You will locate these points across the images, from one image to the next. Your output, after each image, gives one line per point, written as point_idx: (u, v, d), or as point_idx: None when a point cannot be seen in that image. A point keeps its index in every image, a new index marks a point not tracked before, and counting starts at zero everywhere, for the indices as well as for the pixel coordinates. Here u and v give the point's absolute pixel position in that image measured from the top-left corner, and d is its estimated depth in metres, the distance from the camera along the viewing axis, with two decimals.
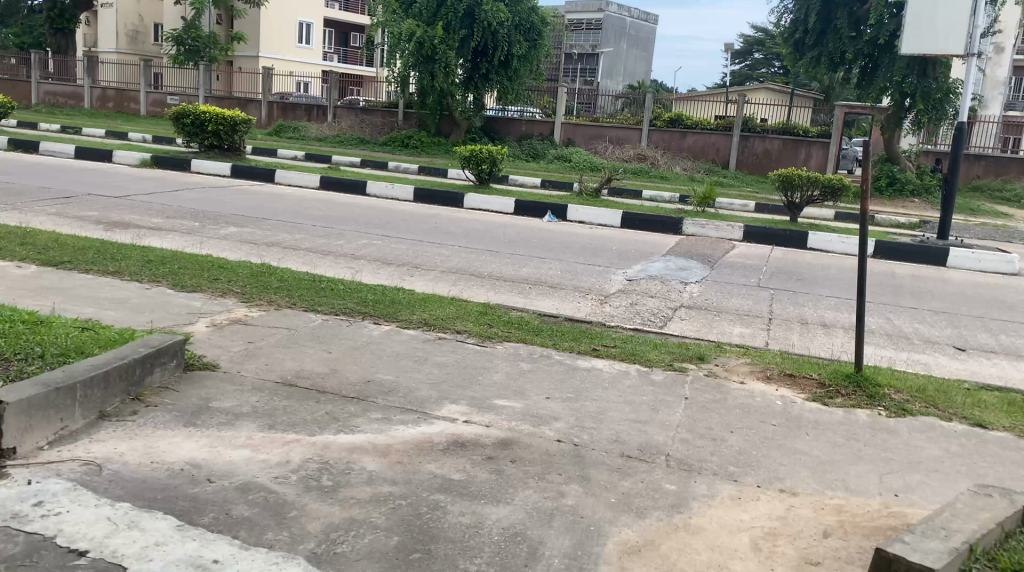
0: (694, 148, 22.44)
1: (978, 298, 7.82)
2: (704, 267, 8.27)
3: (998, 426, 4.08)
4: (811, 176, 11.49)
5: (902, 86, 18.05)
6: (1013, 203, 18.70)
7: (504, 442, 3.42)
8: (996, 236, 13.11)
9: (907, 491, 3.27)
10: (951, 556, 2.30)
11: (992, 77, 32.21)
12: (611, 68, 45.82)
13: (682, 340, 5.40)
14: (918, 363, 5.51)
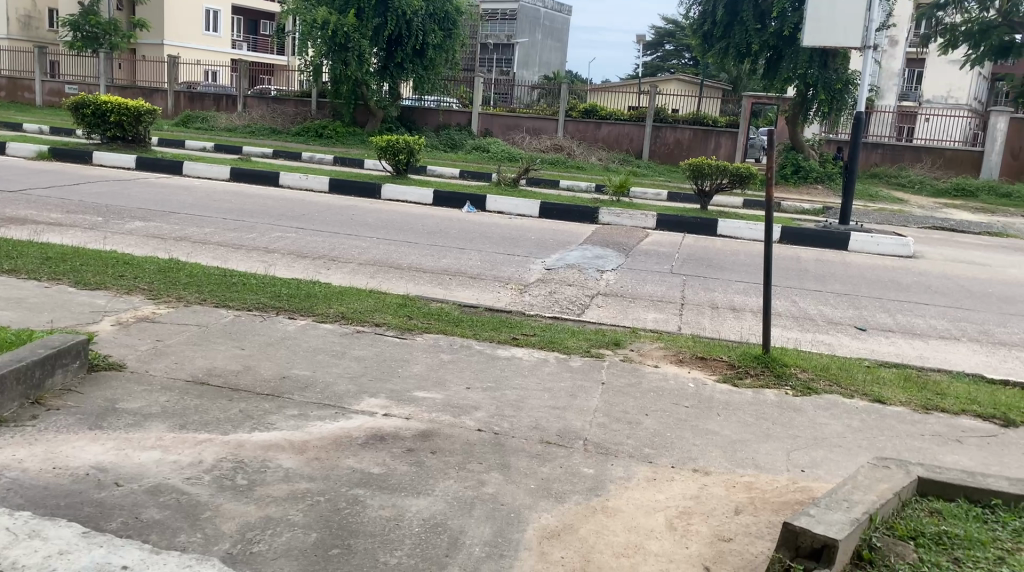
0: (609, 139, 22.75)
1: (876, 279, 8.21)
2: (620, 255, 8.41)
3: (896, 400, 4.30)
4: (720, 165, 11.80)
5: (805, 77, 18.73)
6: (908, 189, 19.69)
7: (424, 434, 3.42)
8: (892, 221, 13.77)
9: (812, 466, 3.41)
10: (852, 527, 2.41)
11: (887, 68, 33.69)
12: (526, 58, 45.97)
13: (599, 327, 5.50)
14: (823, 344, 5.75)
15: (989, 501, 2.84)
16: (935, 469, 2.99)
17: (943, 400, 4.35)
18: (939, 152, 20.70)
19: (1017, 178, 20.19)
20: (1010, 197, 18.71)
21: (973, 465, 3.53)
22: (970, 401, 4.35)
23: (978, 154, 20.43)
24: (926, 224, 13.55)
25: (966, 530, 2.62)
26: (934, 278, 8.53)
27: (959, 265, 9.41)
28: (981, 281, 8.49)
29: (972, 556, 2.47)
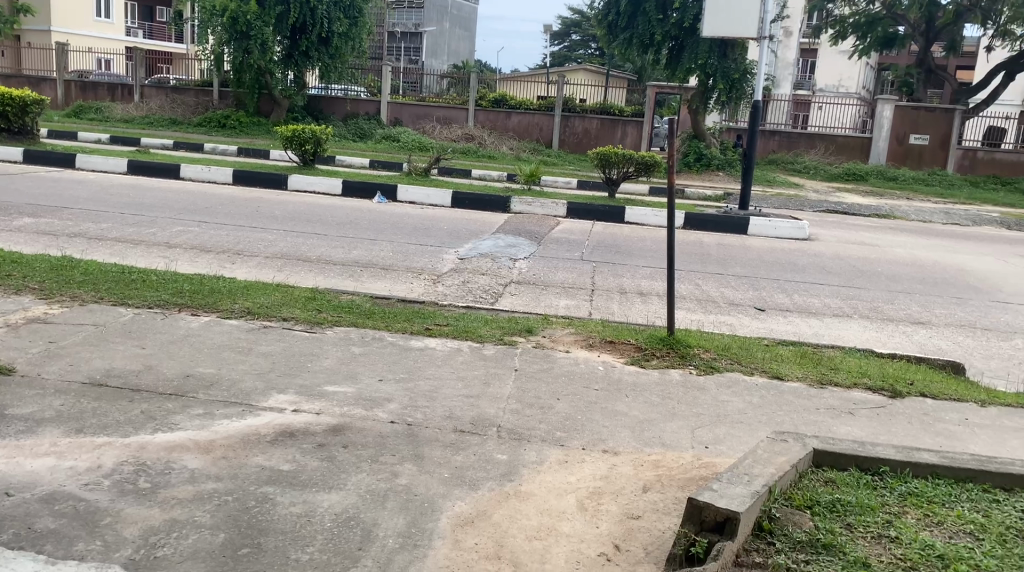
0: (520, 128, 22.84)
1: (774, 262, 8.54)
2: (532, 243, 8.48)
3: (793, 376, 4.51)
4: (626, 154, 12.02)
5: (705, 67, 19.28)
6: (802, 175, 20.54)
7: (335, 429, 3.38)
8: (789, 205, 14.32)
9: (716, 443, 3.54)
10: (752, 500, 2.50)
11: (783, 58, 35.00)
12: (434, 47, 45.62)
13: (511, 315, 5.55)
14: (725, 324, 5.96)
15: (878, 469, 3.01)
16: (828, 441, 3.14)
17: (836, 374, 4.59)
18: (831, 138, 21.63)
19: (902, 162, 21.21)
20: (896, 180, 19.74)
21: (864, 435, 3.73)
22: (861, 375, 4.60)
23: (866, 140, 21.45)
24: (821, 208, 14.16)
25: (858, 497, 2.77)
26: (827, 259, 8.93)
27: (850, 246, 9.87)
28: (871, 261, 8.94)
29: (864, 522, 2.61)
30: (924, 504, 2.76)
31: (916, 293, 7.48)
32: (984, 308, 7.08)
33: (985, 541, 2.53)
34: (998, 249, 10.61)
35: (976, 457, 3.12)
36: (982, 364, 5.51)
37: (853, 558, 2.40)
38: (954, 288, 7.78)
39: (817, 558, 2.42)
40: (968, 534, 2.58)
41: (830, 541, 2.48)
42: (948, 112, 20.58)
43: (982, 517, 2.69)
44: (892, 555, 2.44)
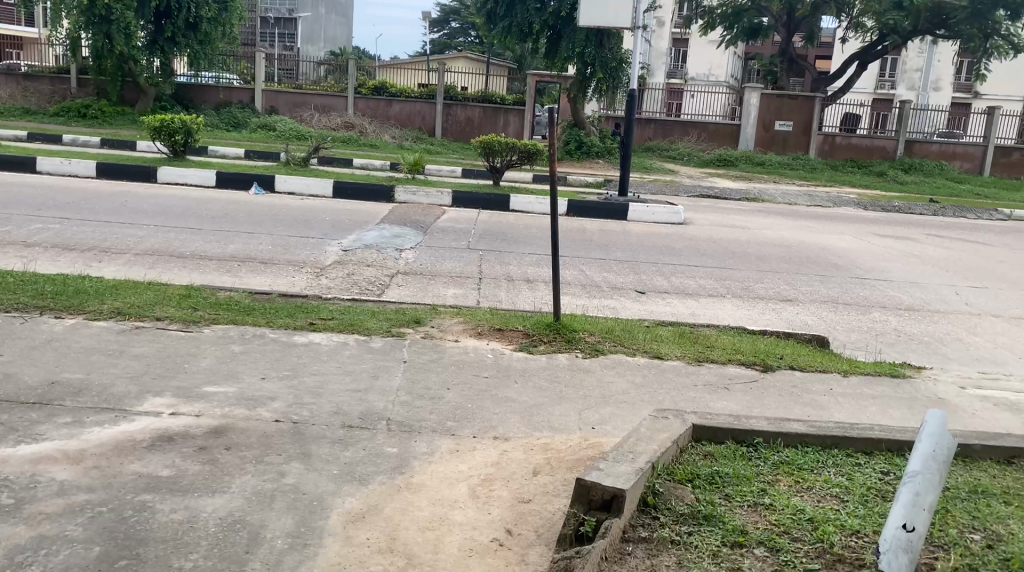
0: (401, 116, 22.61)
1: (653, 246, 8.81)
2: (418, 233, 8.43)
3: (672, 354, 4.69)
4: (509, 142, 12.09)
5: (583, 56, 19.57)
6: (677, 161, 21.25)
7: (217, 430, 3.26)
8: (665, 191, 14.81)
9: (601, 423, 3.63)
10: (636, 476, 2.59)
11: (657, 48, 36.77)
12: (310, 33, 44.49)
13: (398, 306, 5.51)
14: (607, 308, 6.11)
15: (752, 440, 3.17)
16: (706, 416, 3.29)
17: (712, 351, 4.80)
18: (703, 126, 22.48)
19: (769, 148, 22.27)
20: (764, 165, 20.73)
21: (739, 409, 3.92)
22: (735, 351, 4.83)
23: (735, 127, 22.42)
24: (695, 193, 14.73)
25: (735, 468, 2.92)
26: (702, 241, 9.29)
27: (722, 229, 10.31)
28: (742, 242, 9.36)
29: (742, 492, 2.75)
30: (795, 472, 2.93)
31: (784, 272, 7.89)
32: (844, 284, 7.55)
33: (849, 502, 2.71)
34: (855, 228, 11.33)
35: (840, 424, 3.33)
36: (844, 337, 5.88)
37: (732, 526, 2.52)
38: (816, 266, 8.26)
39: (699, 529, 2.53)
40: (834, 497, 2.76)
41: (711, 512, 2.60)
42: (809, 99, 21.90)
43: (846, 480, 2.88)
44: (767, 521, 2.58)
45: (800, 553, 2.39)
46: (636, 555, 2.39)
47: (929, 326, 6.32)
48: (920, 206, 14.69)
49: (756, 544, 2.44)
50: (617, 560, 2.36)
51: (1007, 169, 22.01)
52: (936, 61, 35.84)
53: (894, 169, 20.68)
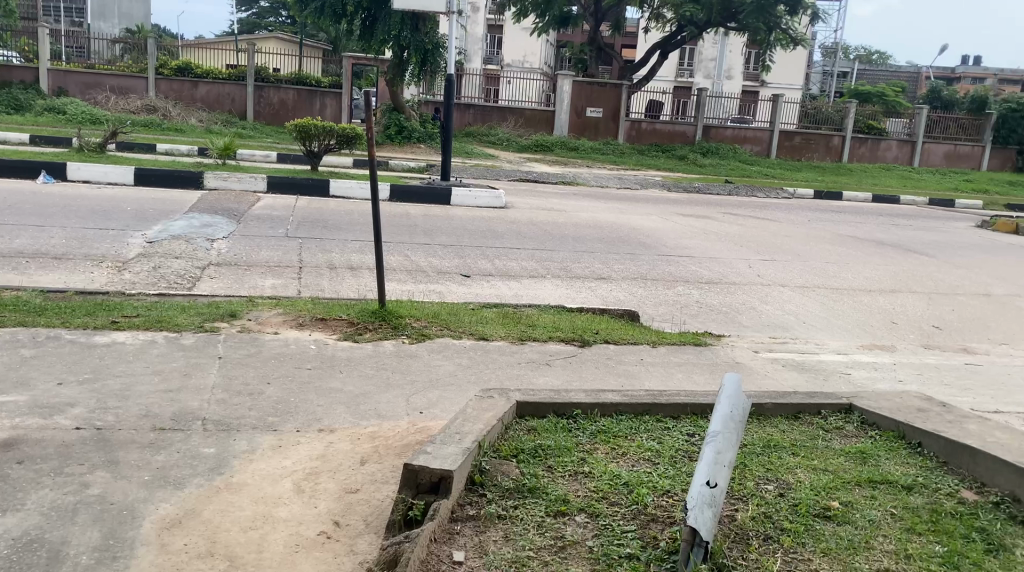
0: (209, 98, 21.42)
1: (475, 229, 8.93)
2: (232, 222, 8.04)
3: (497, 336, 4.79)
4: (326, 126, 11.76)
5: (399, 39, 19.43)
6: (497, 146, 21.57)
7: (6, 445, 2.97)
8: (485, 175, 15.03)
9: (429, 407, 3.66)
10: (463, 457, 2.63)
11: (472, 33, 37.16)
12: (102, 9, 41.07)
13: (212, 299, 5.24)
14: (432, 293, 6.13)
15: (572, 413, 3.31)
16: (529, 393, 3.39)
17: (535, 330, 4.95)
18: (519, 112, 22.96)
19: (581, 133, 23.26)
20: (578, 150, 21.52)
21: (560, 383, 4.08)
22: (556, 329, 5.01)
23: (550, 113, 23.11)
24: (513, 177, 15.06)
25: (557, 440, 3.04)
26: (522, 224, 9.52)
27: (541, 212, 10.62)
28: (561, 225, 9.69)
29: (563, 462, 2.87)
30: (610, 440, 3.10)
31: (599, 252, 8.24)
32: (653, 261, 8.00)
33: (659, 464, 2.90)
34: (660, 209, 12.02)
35: (651, 392, 3.55)
36: (653, 311, 6.25)
37: (555, 497, 2.63)
38: (628, 245, 8.71)
39: (524, 501, 2.61)
40: (647, 460, 2.94)
41: (534, 484, 2.69)
42: (616, 87, 23.00)
43: (657, 444, 3.08)
44: (586, 488, 2.71)
45: (617, 516, 2.53)
46: (465, 533, 2.43)
47: (727, 297, 6.86)
48: (717, 186, 15.82)
49: (577, 511, 2.56)
50: (446, 540, 2.39)
51: (790, 152, 24.04)
52: (728, 51, 38.52)
53: (694, 153, 22.12)
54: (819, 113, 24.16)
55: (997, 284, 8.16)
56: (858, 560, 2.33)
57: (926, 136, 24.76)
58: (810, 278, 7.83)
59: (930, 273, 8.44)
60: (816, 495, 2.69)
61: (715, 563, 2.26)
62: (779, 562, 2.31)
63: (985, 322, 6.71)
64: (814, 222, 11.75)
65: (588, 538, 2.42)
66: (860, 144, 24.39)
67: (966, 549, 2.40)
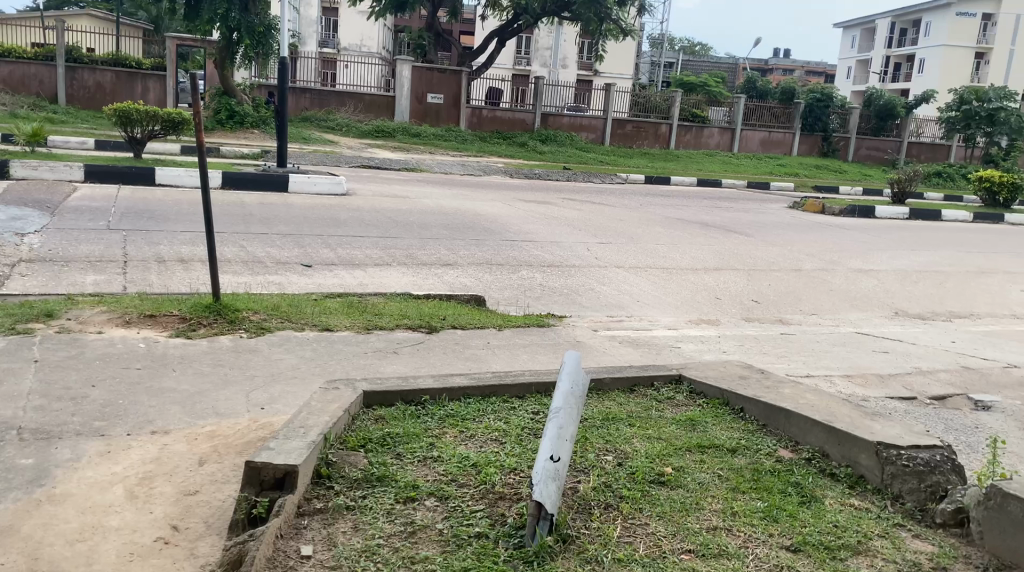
0: (12, 80, 19.62)
1: (316, 218, 8.71)
2: (44, 215, 7.41)
3: (342, 326, 4.71)
4: (149, 111, 11.07)
5: (226, 19, 18.50)
6: (336, 132, 21.02)
7: None
8: (325, 162, 14.67)
9: (271, 403, 3.55)
10: (308, 451, 2.58)
11: (305, 16, 36.08)
12: None
13: (24, 299, 4.82)
14: (272, 284, 5.93)
15: (420, 399, 3.32)
16: (376, 382, 3.37)
17: (380, 319, 4.91)
18: (358, 97, 22.55)
19: (422, 120, 23.19)
20: (419, 136, 21.41)
21: (408, 371, 4.07)
22: (402, 316, 4.99)
23: (390, 98, 22.83)
24: (354, 164, 14.79)
25: (404, 427, 3.04)
26: (364, 212, 9.38)
27: (384, 199, 10.50)
28: (404, 212, 9.63)
29: (411, 449, 2.87)
30: (458, 423, 3.14)
31: (443, 238, 8.27)
32: (497, 246, 8.13)
33: (506, 444, 2.97)
34: (502, 195, 12.20)
35: (498, 375, 3.63)
36: (498, 295, 6.36)
37: (404, 483, 2.64)
38: (472, 231, 8.79)
39: (373, 490, 2.60)
40: (494, 441, 3.00)
41: (383, 473, 2.68)
42: (455, 74, 23.04)
43: (504, 424, 3.15)
44: (436, 472, 2.73)
45: (466, 497, 2.58)
46: (312, 527, 2.39)
47: (568, 280, 7.08)
48: (556, 172, 16.25)
49: (426, 496, 2.57)
50: (293, 535, 2.34)
51: (623, 140, 25.08)
52: (563, 41, 39.53)
53: (533, 140, 22.57)
54: (648, 102, 25.22)
55: (808, 260, 8.89)
56: (689, 520, 2.49)
57: (744, 124, 26.49)
58: (643, 259, 8.23)
59: (750, 252, 9.07)
60: (650, 462, 2.86)
61: (559, 534, 2.35)
62: (618, 528, 2.43)
63: (798, 295, 7.31)
64: (646, 206, 12.32)
65: (438, 520, 2.45)
66: (685, 131, 25.79)
67: (784, 503, 2.64)
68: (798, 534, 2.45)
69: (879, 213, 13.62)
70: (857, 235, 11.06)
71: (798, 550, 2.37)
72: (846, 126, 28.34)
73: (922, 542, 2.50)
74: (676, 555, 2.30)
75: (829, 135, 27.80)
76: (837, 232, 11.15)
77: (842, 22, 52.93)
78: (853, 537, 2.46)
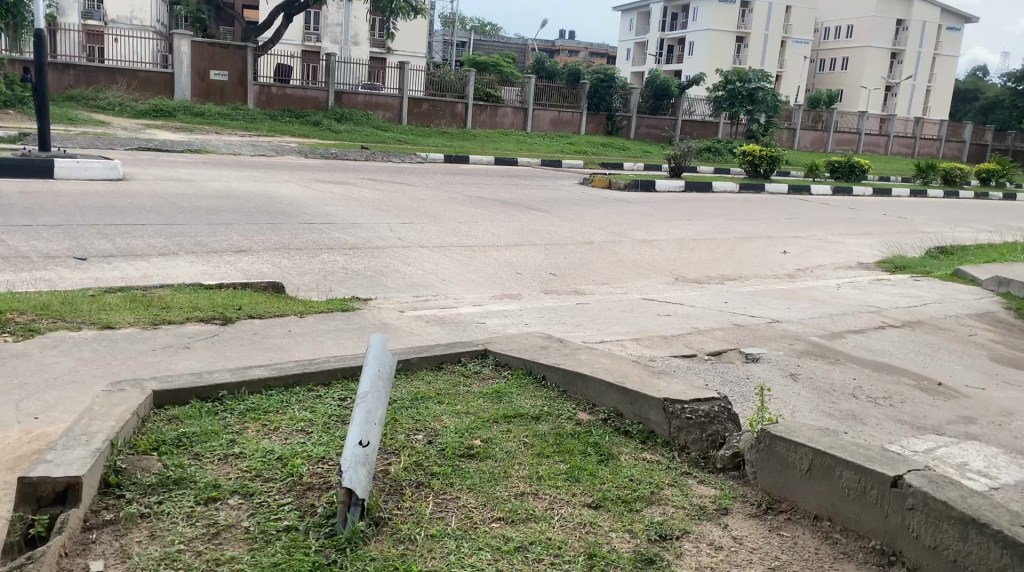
0: None
1: (89, 206, 7.99)
2: None
3: (125, 322, 4.38)
4: None
5: None
6: (108, 112, 19.30)
7: None
8: (96, 144, 13.45)
9: (46, 411, 3.23)
10: (93, 459, 2.39)
11: None
12: None
13: None
14: (41, 281, 5.38)
15: (217, 395, 3.17)
16: (166, 379, 3.17)
17: (168, 313, 4.61)
18: (132, 74, 20.84)
19: (206, 98, 21.84)
20: (203, 115, 20.14)
21: (202, 365, 3.86)
22: (192, 308, 4.71)
23: (168, 75, 21.29)
24: (130, 146, 13.69)
25: (202, 425, 2.89)
26: (145, 198, 8.74)
27: (166, 183, 9.84)
28: (190, 196, 9.07)
29: (210, 448, 2.74)
30: (260, 416, 3.03)
31: (236, 223, 7.90)
32: (294, 230, 7.87)
33: (313, 433, 2.91)
34: (297, 176, 11.81)
35: (299, 362, 3.53)
36: (297, 280, 6.17)
37: (203, 483, 2.51)
38: (266, 215, 8.45)
39: (169, 495, 2.45)
40: (300, 431, 2.93)
41: (180, 475, 2.54)
42: (240, 49, 21.87)
43: (309, 413, 3.09)
44: (238, 469, 2.62)
45: (272, 491, 2.50)
46: (102, 541, 2.22)
47: (371, 262, 6.99)
48: (353, 152, 15.97)
49: (229, 494, 2.47)
50: (80, 552, 2.17)
51: (419, 119, 25.06)
52: (353, 17, 38.63)
53: (328, 119, 21.96)
54: (443, 81, 25.29)
55: (598, 233, 9.38)
56: (498, 489, 2.57)
57: (535, 103, 27.31)
58: (444, 237, 8.30)
59: (546, 227, 9.42)
60: (459, 436, 2.91)
61: (371, 518, 2.34)
62: (430, 504, 2.47)
63: (591, 267, 7.69)
64: (445, 185, 12.42)
65: (243, 518, 2.35)
66: (480, 111, 26.15)
67: (584, 463, 2.79)
68: (598, 491, 2.60)
69: (659, 187, 14.62)
70: (641, 208, 11.81)
71: (599, 506, 2.52)
72: (628, 106, 29.98)
73: (706, 487, 2.75)
74: (487, 524, 2.37)
75: (612, 114, 29.36)
76: (624, 206, 11.85)
77: (621, 5, 55.87)
78: (646, 488, 2.66)
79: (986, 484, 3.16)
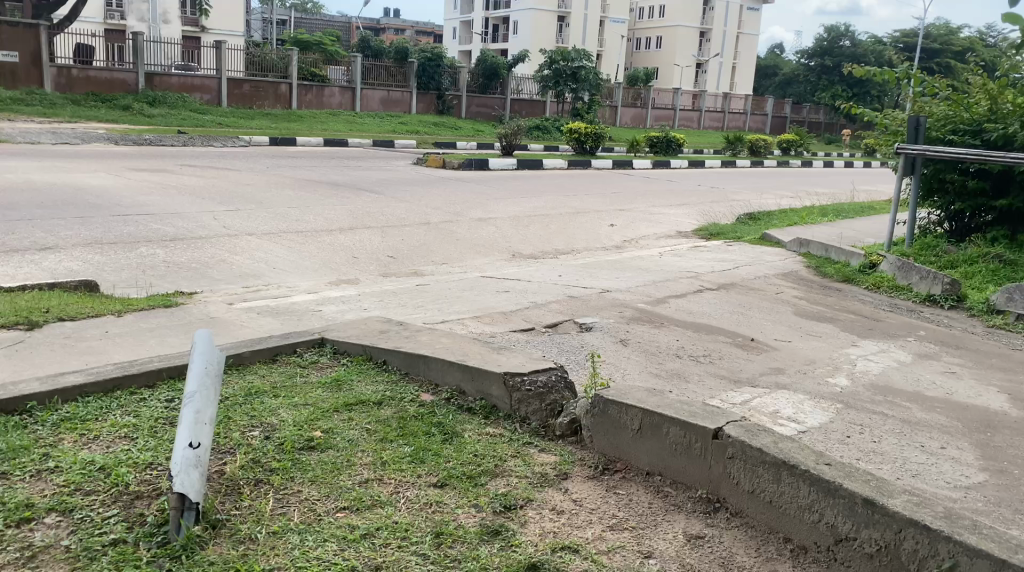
0: None
1: None
2: None
3: None
4: None
5: None
6: None
7: None
8: None
9: None
10: None
11: None
12: None
13: None
14: None
15: (25, 406, 2.90)
16: None
17: None
18: None
19: None
20: None
21: (5, 376, 3.52)
22: None
23: None
24: None
25: (8, 441, 2.64)
26: None
27: None
28: None
29: (20, 465, 2.52)
30: (77, 425, 2.81)
31: (38, 218, 7.23)
32: (107, 223, 7.31)
33: (137, 439, 2.74)
34: (107, 164, 10.96)
35: (119, 365, 3.31)
36: (114, 277, 5.76)
37: (14, 504, 2.30)
38: (74, 208, 7.79)
39: None
40: (124, 438, 2.75)
41: None
42: (30, 28, 19.93)
43: (133, 418, 2.90)
44: (54, 485, 2.42)
45: (95, 504, 2.33)
46: None
47: (195, 253, 6.63)
48: (170, 137, 15.02)
49: (45, 513, 2.28)
50: None
51: (240, 100, 23.90)
52: None
53: (139, 103, 20.51)
54: (263, 61, 24.27)
55: (434, 213, 9.37)
56: (341, 478, 2.54)
57: (363, 82, 26.76)
58: (274, 224, 8.00)
59: (380, 209, 9.29)
60: (298, 430, 2.84)
61: (207, 522, 2.25)
62: (271, 501, 2.39)
63: (428, 247, 7.67)
64: (272, 169, 11.96)
65: (63, 537, 2.18)
66: (305, 91, 25.34)
67: (428, 443, 2.80)
68: (442, 470, 2.63)
69: (492, 165, 14.78)
70: (476, 187, 11.90)
71: (444, 484, 2.54)
72: (457, 85, 29.96)
73: (546, 455, 2.84)
74: (332, 515, 2.34)
75: (442, 93, 29.22)
76: (458, 185, 11.90)
77: None
78: (490, 462, 2.71)
79: (795, 428, 3.46)
